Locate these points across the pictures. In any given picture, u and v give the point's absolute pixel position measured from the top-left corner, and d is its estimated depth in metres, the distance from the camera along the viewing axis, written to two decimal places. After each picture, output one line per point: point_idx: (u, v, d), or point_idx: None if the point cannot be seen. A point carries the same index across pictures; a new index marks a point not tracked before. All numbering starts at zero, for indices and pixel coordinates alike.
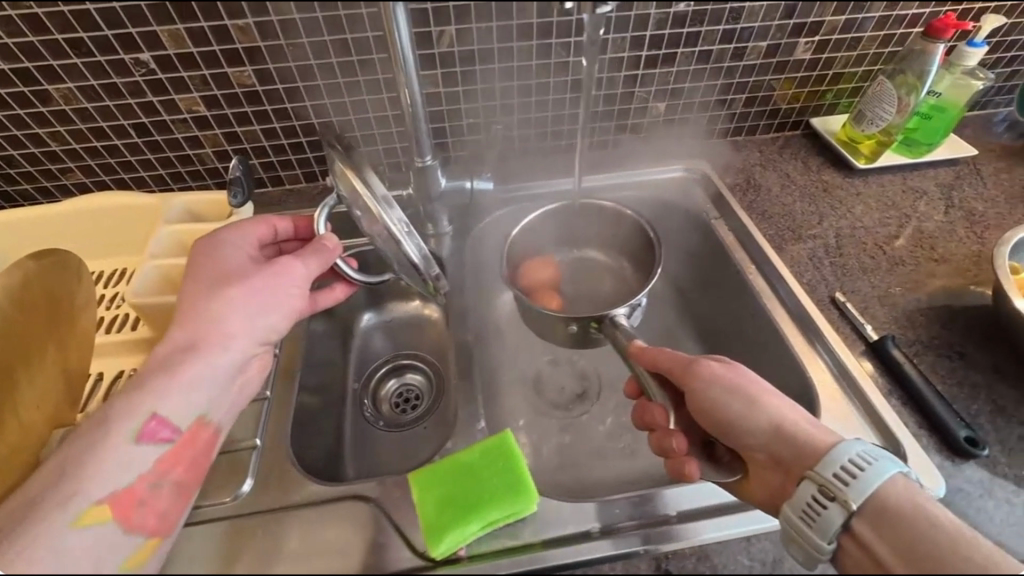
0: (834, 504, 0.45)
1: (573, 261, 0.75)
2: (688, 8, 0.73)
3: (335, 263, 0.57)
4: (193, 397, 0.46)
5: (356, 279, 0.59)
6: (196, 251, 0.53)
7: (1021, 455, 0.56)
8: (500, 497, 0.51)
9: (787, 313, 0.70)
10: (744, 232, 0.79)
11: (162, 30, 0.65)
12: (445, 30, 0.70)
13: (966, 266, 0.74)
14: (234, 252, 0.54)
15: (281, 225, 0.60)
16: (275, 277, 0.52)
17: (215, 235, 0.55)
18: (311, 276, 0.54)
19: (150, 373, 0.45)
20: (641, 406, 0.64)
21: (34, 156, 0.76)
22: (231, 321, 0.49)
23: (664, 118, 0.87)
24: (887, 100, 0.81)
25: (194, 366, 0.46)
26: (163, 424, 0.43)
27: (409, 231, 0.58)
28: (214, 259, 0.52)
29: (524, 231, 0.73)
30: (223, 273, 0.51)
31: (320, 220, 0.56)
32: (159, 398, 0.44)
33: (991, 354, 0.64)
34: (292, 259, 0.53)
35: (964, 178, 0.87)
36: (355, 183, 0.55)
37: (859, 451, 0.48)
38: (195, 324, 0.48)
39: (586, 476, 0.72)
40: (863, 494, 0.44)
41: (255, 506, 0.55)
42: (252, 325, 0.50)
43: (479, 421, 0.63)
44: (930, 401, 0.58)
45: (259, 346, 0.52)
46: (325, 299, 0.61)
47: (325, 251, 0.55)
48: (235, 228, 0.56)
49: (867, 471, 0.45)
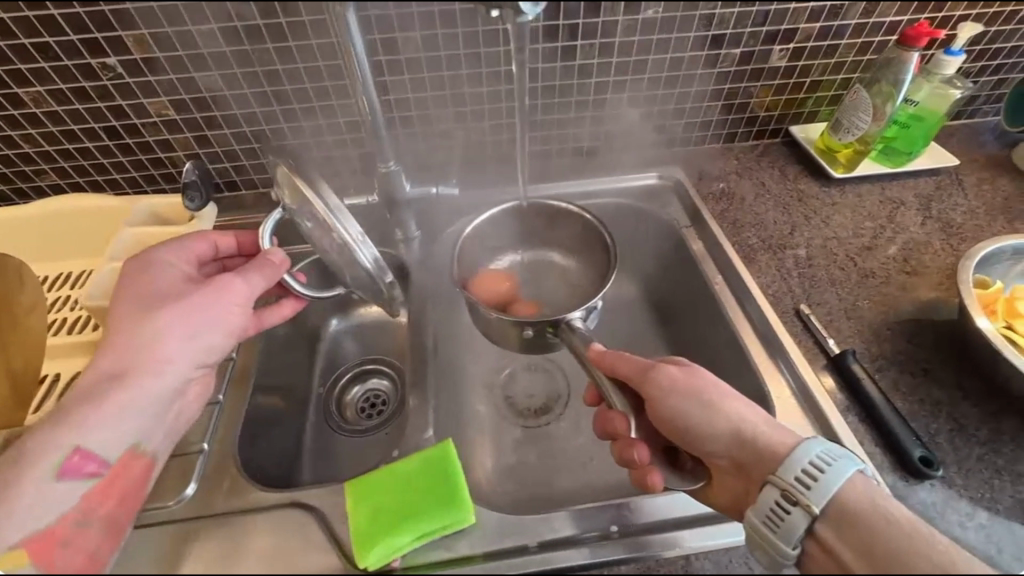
0: (796, 508, 0.45)
1: (527, 261, 0.78)
2: (656, 15, 0.71)
3: (281, 279, 0.58)
4: (120, 425, 0.47)
5: (303, 294, 0.60)
6: (126, 271, 0.54)
7: (977, 475, 0.56)
8: (432, 508, 0.50)
9: (752, 326, 0.69)
10: (714, 242, 0.78)
11: (128, 36, 0.65)
12: (409, 36, 0.68)
13: (940, 278, 0.73)
14: (167, 273, 0.55)
15: (222, 243, 0.62)
16: (212, 296, 0.52)
17: (150, 256, 0.56)
18: (254, 292, 0.55)
19: (75, 405, 0.47)
20: (602, 415, 0.61)
21: (8, 158, 0.76)
22: (159, 346, 0.50)
23: (638, 125, 0.85)
24: (863, 107, 0.79)
25: (120, 395, 0.48)
26: (86, 457, 0.44)
27: (360, 242, 0.57)
28: (143, 281, 0.53)
29: (478, 229, 0.73)
30: (153, 296, 0.52)
31: (264, 233, 0.58)
32: (84, 431, 0.46)
33: (957, 371, 0.63)
34: (233, 276, 0.54)
35: (945, 189, 0.85)
36: (306, 192, 0.55)
37: (819, 452, 0.48)
38: (121, 353, 0.49)
39: (545, 489, 0.70)
40: (825, 496, 0.45)
41: (202, 509, 0.55)
42: (184, 349, 0.52)
43: (428, 429, 0.62)
44: (888, 419, 0.57)
45: (196, 370, 0.54)
46: (271, 317, 0.61)
47: (272, 266, 0.56)
48: (171, 249, 0.58)
49: (827, 473, 0.46)
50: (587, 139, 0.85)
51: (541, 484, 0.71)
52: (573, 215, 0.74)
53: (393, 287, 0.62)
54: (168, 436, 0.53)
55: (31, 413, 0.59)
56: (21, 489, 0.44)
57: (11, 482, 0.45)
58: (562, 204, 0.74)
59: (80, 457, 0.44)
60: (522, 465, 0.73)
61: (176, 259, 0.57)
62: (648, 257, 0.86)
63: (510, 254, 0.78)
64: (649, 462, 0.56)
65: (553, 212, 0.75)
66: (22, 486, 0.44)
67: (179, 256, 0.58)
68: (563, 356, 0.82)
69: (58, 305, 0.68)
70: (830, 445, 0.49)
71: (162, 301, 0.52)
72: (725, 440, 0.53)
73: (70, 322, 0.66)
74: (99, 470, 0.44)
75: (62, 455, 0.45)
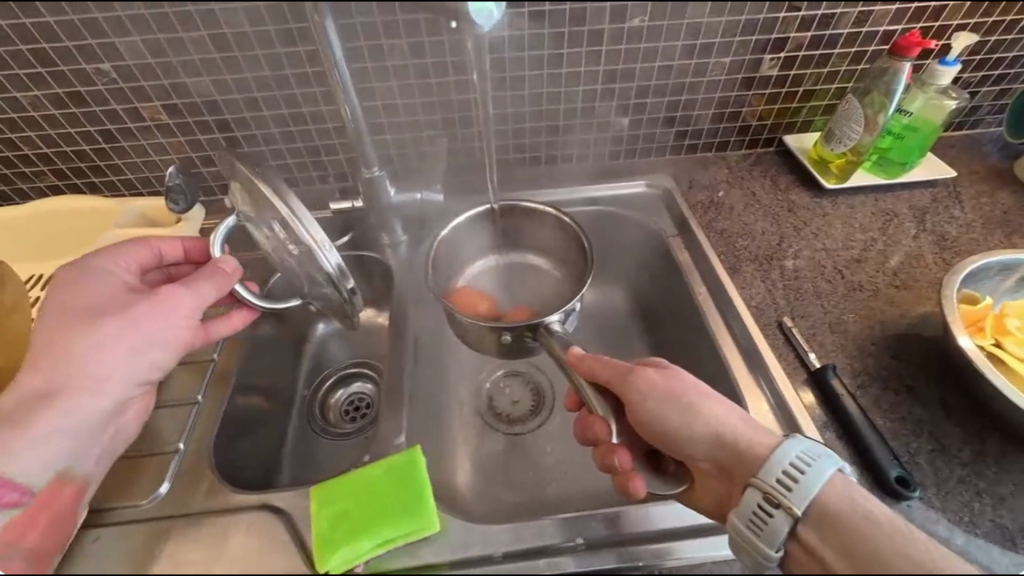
0: (779, 511, 0.44)
1: (502, 265, 0.80)
2: (643, 23, 0.69)
3: (234, 288, 0.59)
4: (45, 451, 0.50)
5: (255, 305, 0.62)
6: (61, 282, 0.55)
7: (956, 496, 0.55)
8: (395, 515, 0.51)
9: (734, 338, 0.68)
10: (701, 252, 0.77)
11: (120, 43, 0.65)
12: (396, 44, 0.68)
13: (930, 293, 0.72)
14: (106, 284, 0.56)
15: (167, 249, 0.63)
16: (155, 310, 0.53)
17: (88, 266, 0.56)
18: (203, 301, 0.56)
19: (4, 427, 0.49)
20: (583, 419, 0.60)
21: (9, 159, 0.77)
22: (91, 365, 0.51)
23: (628, 134, 0.84)
24: (855, 118, 0.77)
25: (49, 418, 0.50)
26: (7, 487, 0.47)
27: (320, 244, 0.57)
28: (79, 291, 0.54)
29: (454, 231, 0.73)
30: (85, 312, 0.52)
31: (217, 241, 0.60)
32: (9, 459, 0.48)
33: (941, 389, 0.63)
34: (177, 288, 0.55)
35: (941, 202, 0.83)
36: (265, 192, 0.56)
37: (799, 452, 0.46)
38: (51, 373, 0.51)
39: (522, 497, 0.70)
40: (807, 498, 0.44)
41: (177, 507, 0.56)
42: (120, 365, 0.53)
43: (401, 435, 0.62)
44: (866, 437, 0.57)
45: (137, 386, 0.56)
46: (220, 329, 0.62)
47: (224, 274, 0.57)
48: (110, 259, 0.58)
49: (808, 474, 0.44)
50: (574, 147, 0.85)
51: (523, 490, 0.70)
52: (550, 218, 0.74)
53: (353, 293, 0.61)
54: (105, 453, 0.55)
55: None
56: None
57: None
58: (541, 205, 0.73)
59: (1, 487, 0.47)
60: (503, 472, 0.72)
61: (115, 268, 0.58)
62: (635, 265, 0.85)
63: (485, 258, 0.79)
64: (631, 467, 0.56)
65: (530, 213, 0.74)
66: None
67: (120, 265, 0.58)
68: (548, 363, 0.82)
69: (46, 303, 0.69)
70: (811, 443, 0.47)
71: (95, 316, 0.52)
72: (705, 443, 0.51)
73: None
74: (20, 500, 0.48)
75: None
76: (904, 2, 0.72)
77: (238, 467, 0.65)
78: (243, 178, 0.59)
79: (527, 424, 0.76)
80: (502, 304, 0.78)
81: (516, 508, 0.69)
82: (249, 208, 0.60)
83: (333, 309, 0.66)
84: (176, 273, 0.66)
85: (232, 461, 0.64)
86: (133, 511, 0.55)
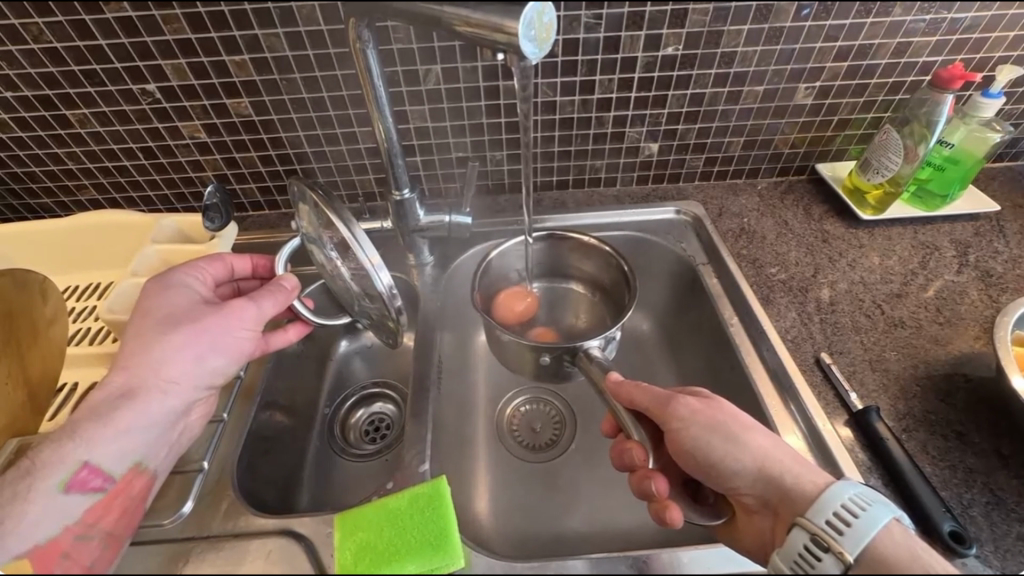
0: (827, 555, 0.42)
1: (551, 288, 0.80)
2: (677, 52, 0.70)
3: (291, 304, 0.61)
4: (127, 443, 0.50)
5: (311, 319, 0.63)
6: (146, 291, 0.56)
7: (1018, 558, 0.51)
8: (424, 548, 0.48)
9: (767, 371, 0.66)
10: (732, 280, 0.74)
11: (167, 64, 0.67)
12: (431, 68, 0.69)
13: (975, 330, 0.69)
14: (184, 293, 0.57)
15: (238, 264, 0.64)
16: (222, 322, 0.55)
17: (166, 277, 0.58)
18: (266, 316, 0.57)
19: (85, 419, 0.49)
20: (619, 444, 0.58)
21: (53, 172, 0.79)
22: (167, 367, 0.52)
23: (656, 159, 0.84)
24: (893, 148, 0.75)
25: (125, 415, 0.50)
26: (94, 472, 0.47)
27: (374, 264, 0.57)
28: (161, 300, 0.55)
29: (505, 253, 0.73)
30: (162, 319, 0.54)
31: (281, 258, 0.63)
32: (92, 448, 0.48)
33: (993, 437, 0.60)
34: (246, 300, 0.56)
35: (984, 235, 0.80)
36: (330, 216, 0.56)
37: (853, 494, 0.45)
38: (131, 371, 0.51)
39: (550, 533, 0.67)
40: (859, 543, 0.41)
41: (199, 529, 0.55)
42: (192, 371, 0.54)
43: (426, 462, 0.61)
44: (913, 485, 0.54)
45: (202, 391, 0.56)
46: (278, 340, 0.62)
47: (284, 291, 0.59)
48: (188, 271, 0.59)
49: (860, 519, 0.43)
50: (603, 171, 0.85)
51: (546, 520, 0.68)
52: (603, 250, 0.73)
53: (400, 312, 0.60)
54: (170, 452, 0.55)
55: (47, 420, 0.63)
56: (25, 503, 0.47)
57: (19, 493, 0.47)
58: (592, 236, 0.73)
59: (88, 473, 0.47)
60: (524, 502, 0.70)
61: (192, 281, 0.59)
62: (664, 292, 0.84)
63: (538, 280, 0.80)
64: (667, 494, 0.54)
65: (582, 242, 0.74)
66: (25, 499, 0.47)
67: (196, 276, 0.60)
68: (574, 395, 0.80)
69: (81, 314, 0.72)
70: (866, 487, 0.46)
71: (173, 322, 0.53)
72: (749, 476, 0.51)
73: (90, 330, 0.70)
74: (103, 486, 0.48)
75: (70, 470, 0.47)
76: (945, 34, 0.70)
77: (260, 487, 0.64)
78: (308, 201, 0.60)
79: (550, 452, 0.74)
80: (536, 322, 0.78)
81: (539, 544, 0.66)
82: (315, 229, 0.62)
83: (379, 328, 0.66)
84: (243, 287, 0.68)
85: (256, 484, 0.63)
86: (156, 531, 0.55)
